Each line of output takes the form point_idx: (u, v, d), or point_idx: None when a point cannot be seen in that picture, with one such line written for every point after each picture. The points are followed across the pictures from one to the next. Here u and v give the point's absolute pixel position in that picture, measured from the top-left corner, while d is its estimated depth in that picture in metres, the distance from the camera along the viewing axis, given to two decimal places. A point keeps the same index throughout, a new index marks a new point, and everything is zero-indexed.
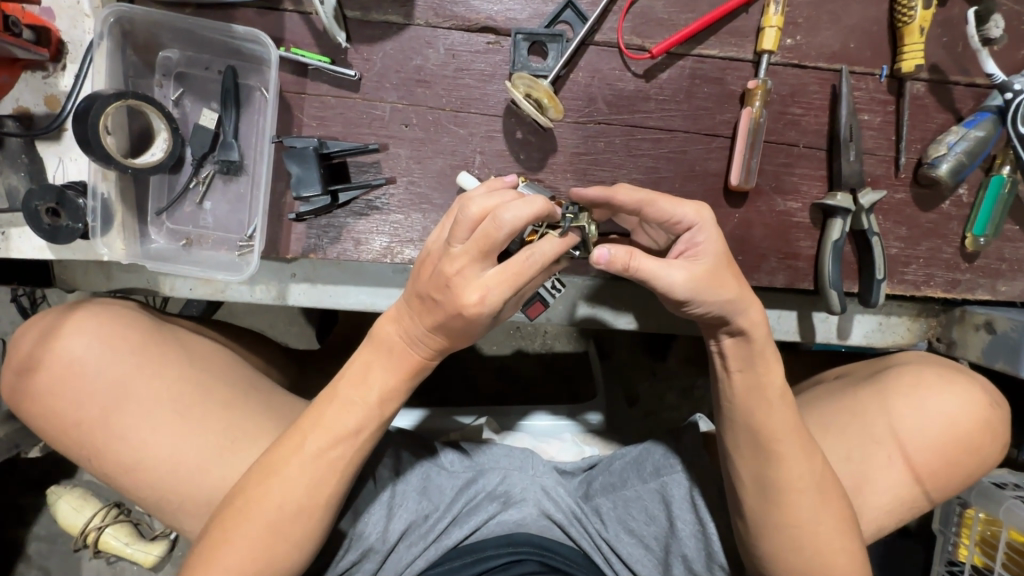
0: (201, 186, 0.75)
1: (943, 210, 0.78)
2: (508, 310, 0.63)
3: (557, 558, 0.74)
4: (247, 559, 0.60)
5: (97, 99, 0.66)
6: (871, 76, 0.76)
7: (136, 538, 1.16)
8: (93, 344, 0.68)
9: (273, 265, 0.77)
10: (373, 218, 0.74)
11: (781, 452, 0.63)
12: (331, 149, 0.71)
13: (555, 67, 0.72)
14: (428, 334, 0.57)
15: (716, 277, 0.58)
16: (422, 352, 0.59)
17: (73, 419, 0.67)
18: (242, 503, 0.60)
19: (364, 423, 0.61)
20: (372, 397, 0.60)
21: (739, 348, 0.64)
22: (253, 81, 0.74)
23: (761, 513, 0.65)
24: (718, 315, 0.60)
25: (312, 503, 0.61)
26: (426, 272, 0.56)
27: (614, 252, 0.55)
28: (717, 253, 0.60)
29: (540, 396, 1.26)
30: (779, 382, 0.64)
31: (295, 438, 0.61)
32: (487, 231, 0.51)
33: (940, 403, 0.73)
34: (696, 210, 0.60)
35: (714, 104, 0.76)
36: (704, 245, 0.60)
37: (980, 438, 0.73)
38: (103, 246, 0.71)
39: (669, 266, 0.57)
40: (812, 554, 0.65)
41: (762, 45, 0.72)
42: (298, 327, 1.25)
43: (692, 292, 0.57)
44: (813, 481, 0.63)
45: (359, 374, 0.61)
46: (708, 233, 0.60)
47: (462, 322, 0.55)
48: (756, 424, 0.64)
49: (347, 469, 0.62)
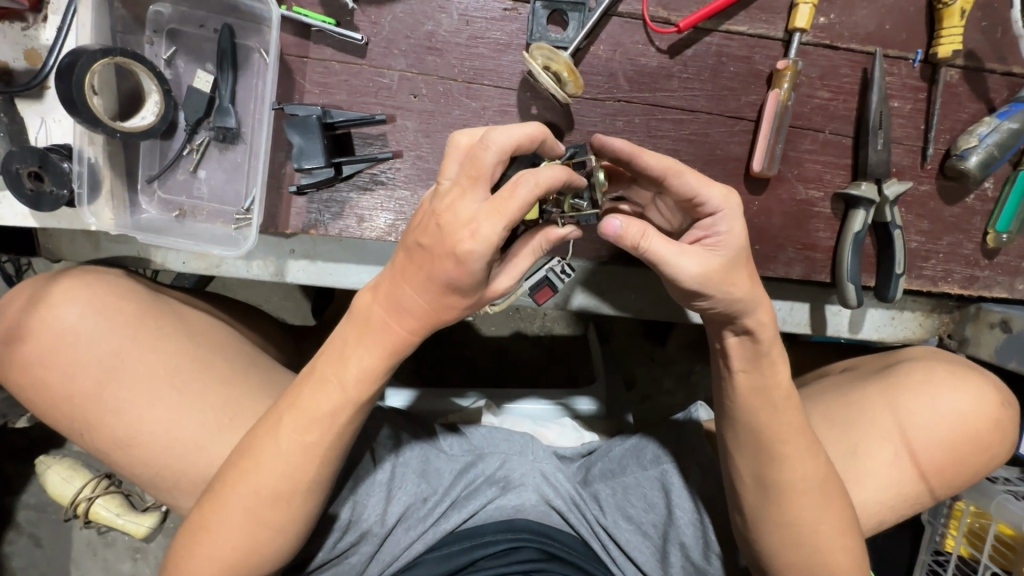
0: (195, 154, 0.70)
1: (967, 205, 0.76)
2: (507, 279, 0.54)
3: (556, 545, 0.71)
4: (235, 543, 0.59)
5: (81, 54, 0.61)
6: (904, 60, 0.73)
7: (127, 510, 1.14)
8: (84, 315, 0.65)
9: (271, 240, 0.74)
10: (377, 193, 0.70)
11: (784, 451, 0.62)
12: (335, 118, 0.67)
13: (576, 39, 0.68)
14: (413, 301, 0.51)
15: (729, 273, 0.54)
16: (395, 335, 0.54)
17: (64, 392, 0.64)
18: (222, 490, 0.59)
19: (340, 407, 0.57)
20: (348, 377, 0.56)
21: (745, 347, 0.61)
22: (252, 42, 0.69)
23: (764, 512, 0.64)
24: (724, 313, 0.57)
25: (294, 487, 0.59)
26: (416, 219, 0.51)
27: (626, 225, 0.51)
28: (739, 247, 0.55)
29: (539, 379, 1.24)
30: (784, 384, 0.62)
31: (273, 420, 0.58)
32: (474, 156, 0.48)
33: (941, 400, 0.72)
34: (723, 195, 0.55)
35: (740, 84, 0.72)
36: (729, 235, 0.55)
37: (980, 433, 0.72)
38: (90, 215, 0.67)
39: (682, 253, 0.53)
40: (815, 552, 0.64)
41: (795, 23, 0.68)
42: (293, 302, 1.22)
43: (700, 285, 0.53)
44: (815, 483, 0.62)
45: (337, 361, 0.57)
46: (733, 221, 0.55)
47: (456, 269, 0.48)
48: (760, 423, 0.62)
49: (328, 455, 0.59)
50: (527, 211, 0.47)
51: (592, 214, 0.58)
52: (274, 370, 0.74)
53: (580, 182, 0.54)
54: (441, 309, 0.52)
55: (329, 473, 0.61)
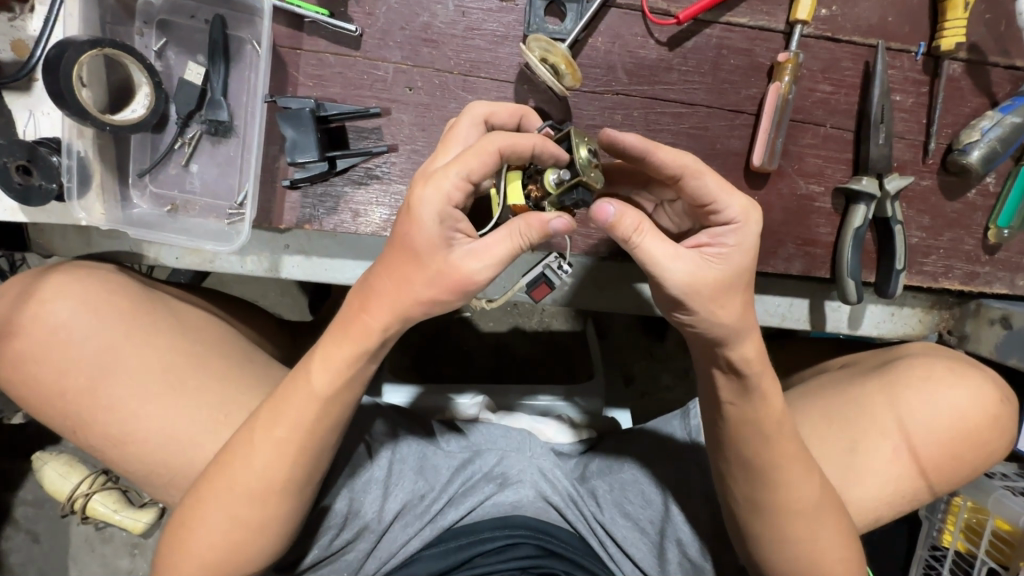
0: (187, 147, 0.69)
1: (969, 200, 0.75)
2: (480, 264, 0.50)
3: (554, 541, 0.71)
4: (214, 541, 0.59)
5: (69, 45, 0.60)
6: (906, 53, 0.72)
7: (125, 506, 1.13)
8: (76, 311, 0.64)
9: (265, 236, 0.73)
10: (373, 188, 0.69)
11: (775, 478, 0.61)
12: (329, 111, 0.66)
13: (574, 31, 0.67)
14: (380, 282, 0.53)
15: (722, 292, 0.51)
16: (360, 337, 0.55)
17: (57, 388, 0.63)
18: (206, 487, 0.59)
19: (313, 406, 0.57)
20: (318, 376, 0.56)
21: (732, 382, 0.58)
22: (244, 33, 0.68)
23: (760, 533, 0.63)
24: (708, 337, 0.54)
25: (280, 483, 0.59)
26: None
27: (623, 213, 0.49)
28: (740, 266, 0.52)
29: (537, 374, 1.24)
30: (776, 408, 0.59)
31: (256, 419, 0.59)
32: (452, 128, 0.56)
33: (921, 398, 0.71)
34: (742, 207, 0.53)
35: (740, 77, 0.71)
36: (733, 251, 0.52)
37: (967, 433, 0.71)
38: (80, 210, 0.66)
39: (675, 257, 0.50)
40: (805, 558, 0.63)
41: (797, 15, 0.68)
42: (291, 297, 1.21)
43: (684, 292, 0.50)
44: (814, 495, 0.61)
45: (303, 372, 0.57)
46: (743, 238, 0.53)
47: (409, 229, 0.50)
48: (749, 452, 0.61)
49: (303, 455, 0.59)
50: (483, 161, 0.49)
51: (590, 185, 0.52)
52: (269, 366, 0.73)
53: (554, 149, 0.53)
54: (406, 291, 0.51)
55: (312, 475, 0.61)
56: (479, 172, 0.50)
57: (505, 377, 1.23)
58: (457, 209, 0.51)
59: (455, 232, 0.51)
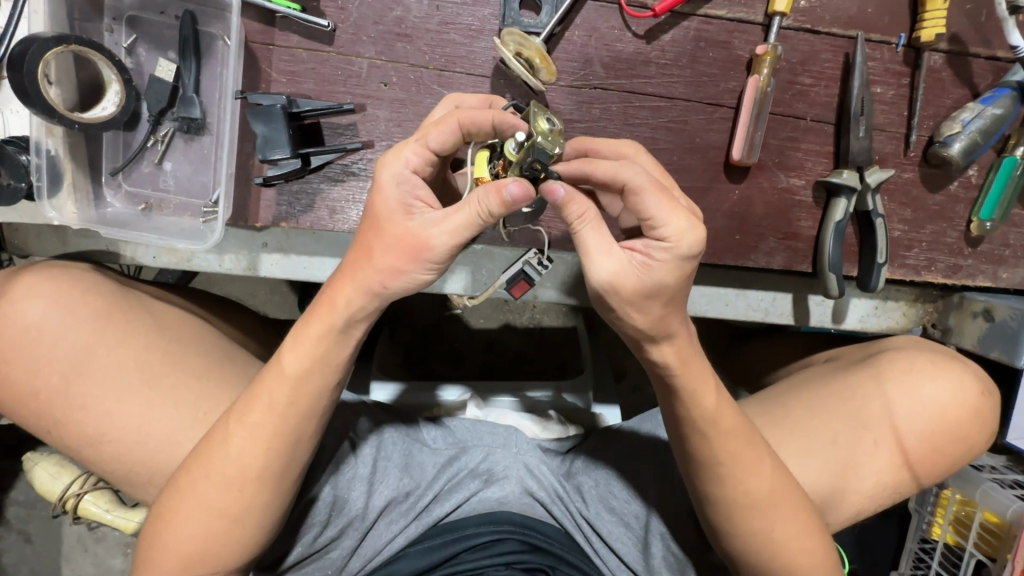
0: (159, 145, 0.68)
1: (951, 192, 0.75)
2: (438, 231, 0.49)
3: (538, 536, 0.71)
4: (193, 536, 0.59)
5: (33, 43, 0.59)
6: (887, 45, 0.72)
7: (116, 505, 1.10)
8: (49, 310, 0.63)
9: (242, 234, 0.72)
10: (349, 184, 0.68)
11: (750, 472, 0.61)
12: (302, 108, 0.66)
13: (549, 24, 0.66)
14: (348, 262, 0.54)
15: (642, 300, 0.50)
16: (325, 315, 0.54)
17: (31, 389, 0.63)
18: (185, 483, 0.59)
19: (295, 398, 0.57)
20: (293, 370, 0.56)
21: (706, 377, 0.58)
22: (215, 29, 0.67)
23: (738, 531, 0.63)
24: (679, 332, 0.54)
25: (259, 476, 0.59)
26: None
27: (570, 197, 0.48)
28: (666, 284, 0.49)
29: (527, 370, 1.23)
30: None
31: (232, 418, 0.58)
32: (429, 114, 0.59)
33: (901, 394, 0.71)
34: (678, 231, 0.47)
35: (719, 70, 0.70)
36: (659, 265, 0.48)
37: (949, 426, 0.71)
38: (51, 209, 0.65)
39: (606, 253, 0.49)
40: (780, 554, 0.63)
41: (775, 6, 0.67)
42: (280, 295, 1.21)
43: (604, 289, 0.50)
44: (783, 484, 0.62)
45: (274, 360, 0.57)
46: (674, 259, 0.48)
47: (373, 196, 0.52)
48: (724, 449, 0.60)
49: (276, 442, 0.58)
50: (441, 130, 0.51)
51: (542, 147, 0.49)
52: (250, 364, 0.72)
53: (512, 120, 0.52)
54: (368, 260, 0.51)
55: (289, 468, 0.60)
56: (438, 141, 0.51)
57: (496, 373, 1.23)
58: (418, 176, 0.52)
59: (415, 200, 0.51)
